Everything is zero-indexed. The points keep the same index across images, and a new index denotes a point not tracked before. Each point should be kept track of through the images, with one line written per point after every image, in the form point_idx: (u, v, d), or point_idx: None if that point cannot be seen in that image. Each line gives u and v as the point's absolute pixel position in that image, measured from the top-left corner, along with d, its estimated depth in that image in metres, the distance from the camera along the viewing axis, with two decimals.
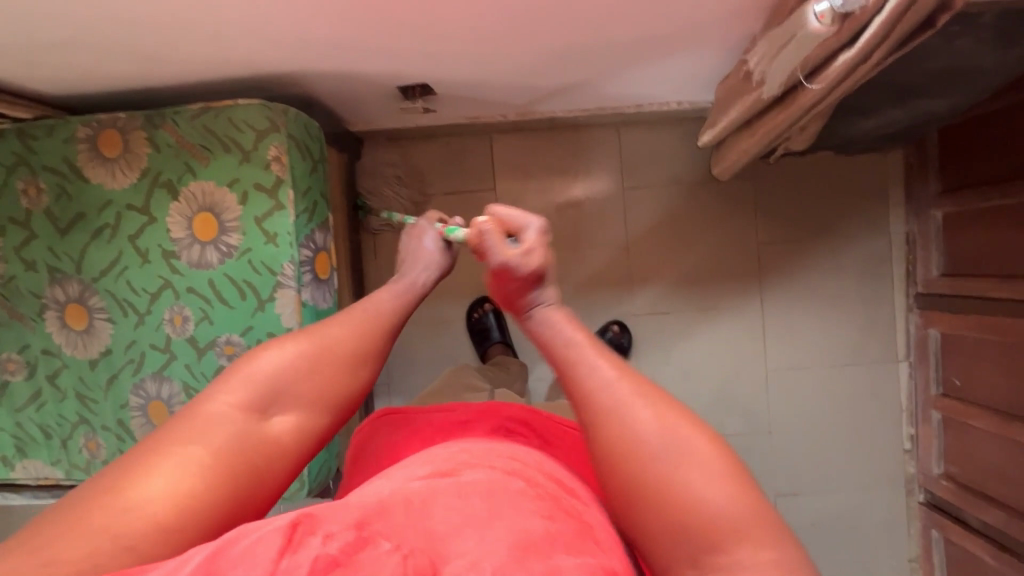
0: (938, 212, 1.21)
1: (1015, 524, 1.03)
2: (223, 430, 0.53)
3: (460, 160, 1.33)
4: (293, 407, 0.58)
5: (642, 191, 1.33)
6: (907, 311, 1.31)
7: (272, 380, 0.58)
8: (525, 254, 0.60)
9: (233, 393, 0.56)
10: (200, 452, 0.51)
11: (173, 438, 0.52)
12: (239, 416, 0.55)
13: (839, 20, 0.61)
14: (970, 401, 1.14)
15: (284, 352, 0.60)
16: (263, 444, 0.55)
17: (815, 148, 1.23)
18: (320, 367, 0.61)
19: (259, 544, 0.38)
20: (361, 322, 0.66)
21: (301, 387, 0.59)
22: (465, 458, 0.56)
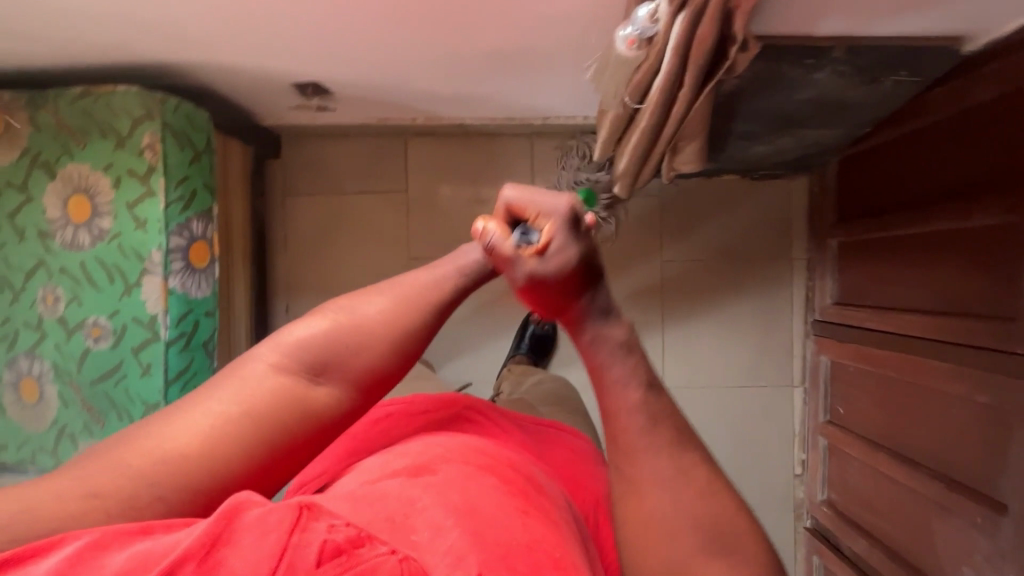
0: (834, 242, 1.23)
1: (875, 554, 1.04)
2: (264, 390, 0.50)
3: (375, 160, 1.35)
4: (343, 380, 0.52)
5: None
6: (805, 337, 1.32)
7: (314, 348, 0.52)
8: (549, 261, 0.48)
9: (274, 352, 0.52)
10: (224, 419, 0.48)
11: (214, 393, 0.50)
12: (275, 378, 0.51)
13: (646, 45, 0.66)
14: (850, 429, 1.16)
15: (323, 322, 0.53)
16: (302, 413, 0.50)
17: (715, 171, 1.25)
18: (363, 343, 0.53)
19: (269, 515, 0.36)
20: (424, 293, 0.56)
21: (350, 360, 0.52)
22: (440, 450, 0.52)
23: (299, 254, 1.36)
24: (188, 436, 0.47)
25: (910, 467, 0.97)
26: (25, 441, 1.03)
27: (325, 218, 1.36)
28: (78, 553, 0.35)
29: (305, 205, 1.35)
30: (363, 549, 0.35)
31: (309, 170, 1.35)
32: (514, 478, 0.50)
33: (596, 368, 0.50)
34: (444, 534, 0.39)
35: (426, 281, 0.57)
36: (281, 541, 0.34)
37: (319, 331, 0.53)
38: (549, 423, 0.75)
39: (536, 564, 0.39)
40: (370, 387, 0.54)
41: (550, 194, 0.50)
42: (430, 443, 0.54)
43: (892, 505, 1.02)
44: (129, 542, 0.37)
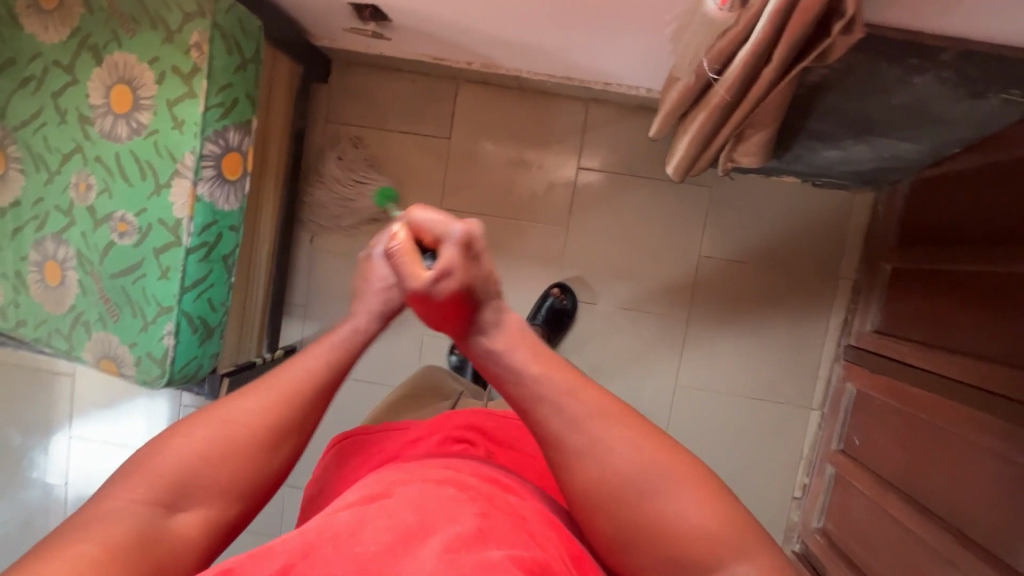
0: (887, 266, 1.15)
1: None
2: (126, 526, 0.48)
3: (423, 102, 1.30)
4: (206, 501, 0.52)
5: (597, 175, 1.29)
6: (834, 360, 1.26)
7: (174, 468, 0.52)
8: (439, 280, 0.53)
9: (132, 483, 0.51)
10: (87, 559, 0.45)
11: (71, 534, 0.47)
12: (142, 510, 0.49)
13: (739, 7, 0.62)
14: (862, 463, 1.11)
15: (192, 439, 0.53)
16: (169, 543, 0.49)
17: (775, 171, 1.17)
18: (230, 450, 0.54)
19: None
20: (291, 389, 0.57)
21: (217, 475, 0.53)
22: (399, 475, 0.54)
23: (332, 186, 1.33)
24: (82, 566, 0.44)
25: (923, 515, 0.91)
26: (44, 322, 1.04)
27: (364, 153, 1.33)
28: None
29: (345, 137, 1.32)
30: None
31: (355, 101, 1.31)
32: (475, 486, 0.53)
33: (498, 374, 0.57)
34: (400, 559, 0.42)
35: (298, 372, 0.58)
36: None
37: (184, 444, 0.53)
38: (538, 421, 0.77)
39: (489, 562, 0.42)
40: (243, 495, 0.54)
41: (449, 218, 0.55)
42: (388, 472, 0.57)
43: (892, 550, 0.97)
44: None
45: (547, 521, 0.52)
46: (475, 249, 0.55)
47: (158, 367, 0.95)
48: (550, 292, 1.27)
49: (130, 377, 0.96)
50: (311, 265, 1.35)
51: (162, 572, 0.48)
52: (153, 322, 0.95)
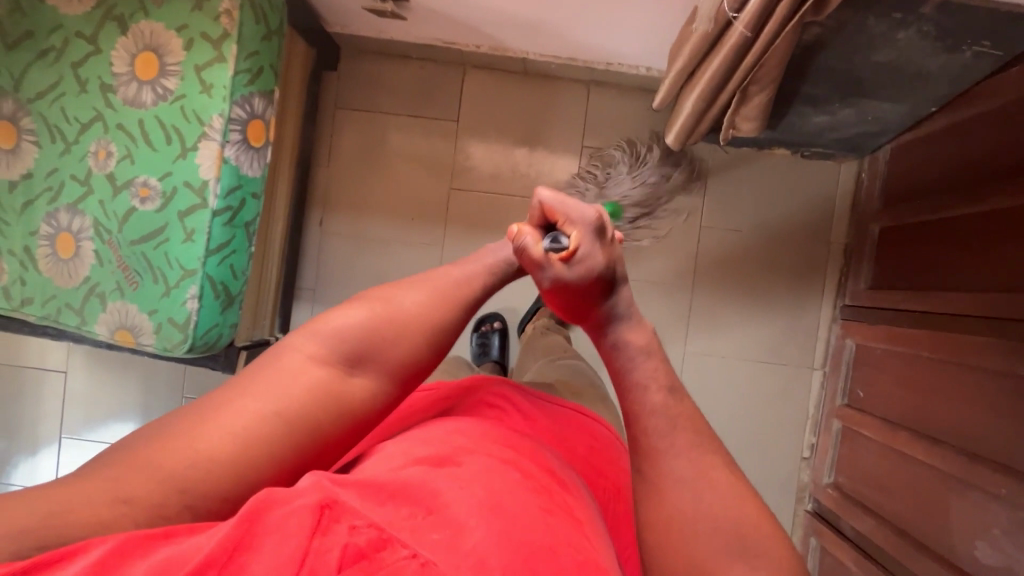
0: (875, 228, 1.23)
1: (880, 532, 1.05)
2: (304, 381, 0.53)
3: (430, 87, 1.35)
4: (378, 371, 0.56)
5: (600, 152, 1.35)
6: (831, 322, 1.32)
7: (350, 337, 0.56)
8: (577, 265, 0.53)
9: (310, 343, 0.55)
10: (263, 411, 0.50)
11: (259, 378, 0.53)
12: (321, 369, 0.54)
13: None
14: (868, 412, 1.16)
15: (366, 314, 0.57)
16: (342, 401, 0.54)
17: (767, 142, 1.24)
18: (404, 330, 0.58)
19: (291, 516, 0.38)
20: (448, 289, 0.62)
21: (383, 353, 0.56)
22: (463, 441, 0.54)
23: (342, 170, 1.36)
24: (254, 413, 0.50)
25: (933, 445, 0.96)
26: (53, 298, 1.01)
27: (373, 138, 1.36)
28: (107, 557, 0.36)
29: (355, 122, 1.35)
30: (383, 551, 0.38)
31: (364, 87, 1.35)
32: (539, 475, 0.51)
33: (620, 368, 0.53)
34: (469, 531, 0.41)
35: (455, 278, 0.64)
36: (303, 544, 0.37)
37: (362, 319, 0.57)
38: (578, 409, 0.74)
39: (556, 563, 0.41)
40: (406, 375, 0.58)
41: (580, 203, 0.55)
42: (445, 430, 0.56)
43: (907, 486, 1.01)
44: (152, 547, 0.38)
45: (600, 529, 0.50)
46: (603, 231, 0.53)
47: (180, 333, 0.94)
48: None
49: (150, 344, 0.94)
50: (320, 248, 1.36)
51: (325, 428, 0.53)
52: (176, 286, 0.94)
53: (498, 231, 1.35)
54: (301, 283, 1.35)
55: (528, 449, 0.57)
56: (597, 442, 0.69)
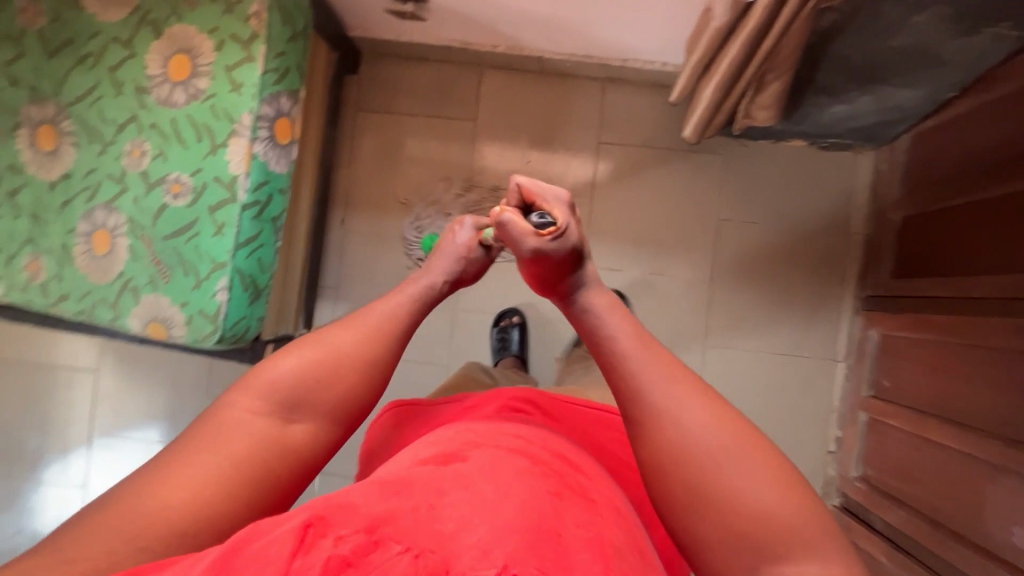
0: (897, 216, 1.22)
1: (913, 523, 1.03)
2: (244, 434, 0.54)
3: (448, 88, 1.38)
4: (314, 417, 0.57)
5: (617, 148, 1.36)
6: (853, 313, 1.31)
7: (286, 385, 0.56)
8: (558, 234, 0.56)
9: (245, 397, 0.56)
10: (210, 468, 0.51)
11: (202, 438, 0.53)
12: (258, 422, 0.55)
13: None
14: (894, 402, 1.14)
15: (300, 360, 0.58)
16: (283, 451, 0.55)
17: (783, 135, 1.27)
18: (335, 374, 0.58)
19: (274, 543, 0.38)
20: (385, 325, 0.62)
21: (319, 396, 0.57)
22: (472, 437, 0.57)
23: (362, 170, 1.39)
24: (196, 474, 0.51)
25: (965, 431, 0.94)
26: (89, 293, 1.05)
27: (393, 138, 1.39)
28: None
29: (375, 123, 1.39)
30: (369, 553, 0.38)
31: (384, 90, 1.38)
32: (551, 462, 0.56)
33: (596, 334, 0.54)
34: (471, 529, 0.42)
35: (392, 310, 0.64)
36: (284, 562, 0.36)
37: (293, 368, 0.57)
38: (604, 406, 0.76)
39: (563, 545, 0.43)
40: (347, 416, 0.59)
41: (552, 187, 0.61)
42: (457, 431, 0.60)
43: (938, 475, 0.99)
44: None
45: (616, 509, 0.53)
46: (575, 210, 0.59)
47: (210, 324, 0.97)
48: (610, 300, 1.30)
49: (181, 335, 0.97)
50: (342, 246, 1.38)
51: (277, 476, 0.54)
52: (206, 279, 0.97)
53: None
54: (323, 281, 1.38)
55: (540, 440, 0.61)
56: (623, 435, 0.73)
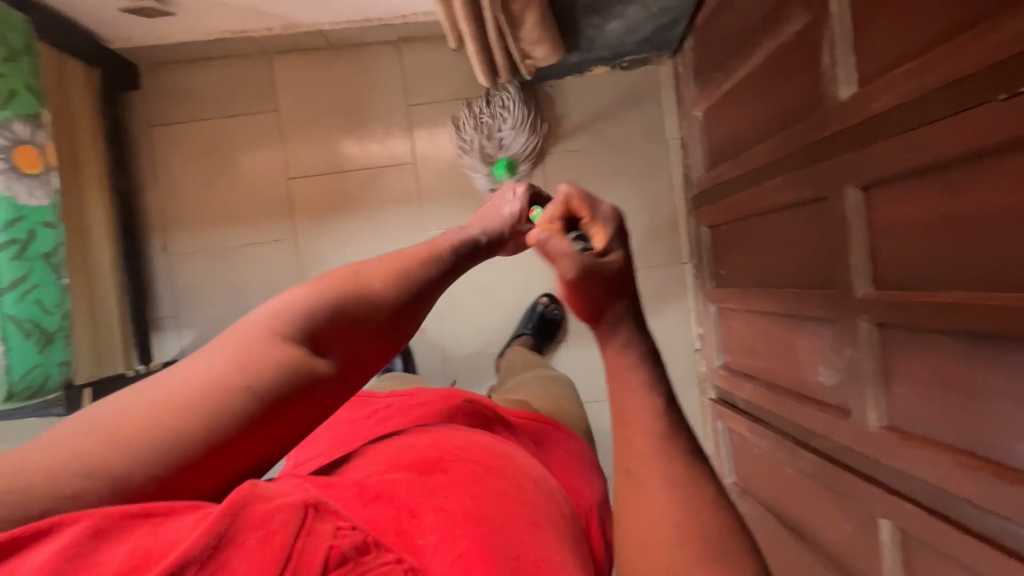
0: (697, 112, 1.26)
1: (759, 393, 1.07)
2: (264, 365, 0.40)
3: (239, 83, 1.30)
4: (346, 351, 0.45)
5: (428, 106, 1.33)
6: (687, 214, 1.35)
7: (293, 312, 0.43)
8: (604, 258, 0.46)
9: (264, 317, 0.43)
10: (205, 408, 0.38)
11: (185, 374, 0.39)
12: (279, 350, 0.41)
13: None
14: (729, 286, 1.19)
15: (324, 290, 0.45)
16: (304, 392, 0.42)
17: (585, 66, 1.28)
18: (366, 305, 0.46)
19: (276, 515, 0.34)
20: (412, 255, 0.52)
21: (350, 335, 0.45)
22: (452, 439, 0.52)
23: (170, 188, 1.30)
24: (192, 384, 0.38)
25: (774, 294, 0.98)
26: None
27: (194, 148, 1.30)
28: (84, 540, 0.29)
29: (170, 137, 1.30)
30: (368, 556, 0.34)
31: (172, 99, 1.29)
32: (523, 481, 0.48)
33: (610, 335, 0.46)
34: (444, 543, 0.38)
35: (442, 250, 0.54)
36: (288, 542, 0.32)
37: (318, 298, 0.44)
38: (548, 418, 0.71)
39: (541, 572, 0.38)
40: (368, 366, 0.48)
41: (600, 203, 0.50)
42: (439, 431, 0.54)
43: (769, 341, 1.04)
44: (130, 528, 0.31)
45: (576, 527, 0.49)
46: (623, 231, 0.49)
47: None
48: (539, 301, 1.31)
49: None
50: (169, 270, 1.30)
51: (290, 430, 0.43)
52: None
53: (347, 208, 1.32)
54: (158, 312, 1.30)
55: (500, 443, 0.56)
56: (570, 454, 0.66)
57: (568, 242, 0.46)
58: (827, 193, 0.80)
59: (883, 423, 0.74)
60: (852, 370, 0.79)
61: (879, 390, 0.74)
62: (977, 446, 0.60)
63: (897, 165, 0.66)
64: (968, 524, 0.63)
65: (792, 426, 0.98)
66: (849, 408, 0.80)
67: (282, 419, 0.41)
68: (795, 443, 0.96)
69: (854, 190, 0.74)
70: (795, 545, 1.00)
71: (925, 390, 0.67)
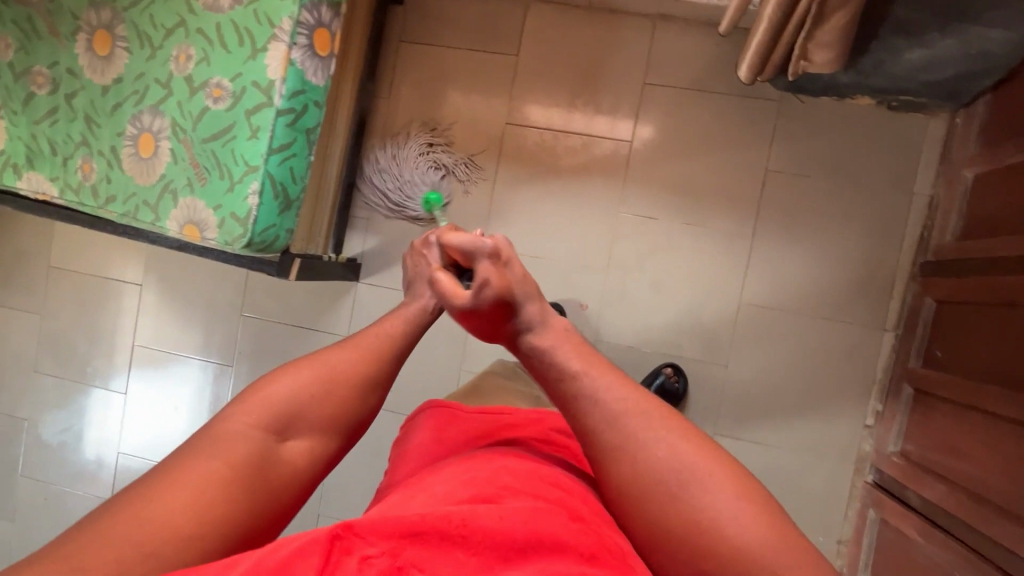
0: (970, 174, 1.10)
1: (953, 499, 0.94)
2: (244, 447, 0.59)
3: (491, 21, 1.33)
4: (308, 432, 0.64)
5: (664, 91, 1.28)
6: (908, 280, 1.21)
7: (283, 402, 0.63)
8: (478, 293, 0.67)
9: (253, 410, 0.62)
10: (212, 475, 0.56)
11: (205, 456, 0.57)
12: (257, 433, 0.60)
13: None
14: (945, 372, 1.05)
15: (297, 380, 0.65)
16: (280, 464, 0.60)
17: (848, 90, 1.16)
18: (329, 388, 0.65)
19: (306, 551, 0.43)
20: (371, 348, 0.70)
21: (315, 412, 0.64)
22: (512, 477, 0.57)
23: (398, 103, 1.37)
24: (199, 480, 0.55)
25: (1022, 400, 0.85)
26: (133, 195, 1.07)
27: (431, 72, 1.36)
28: None
29: (415, 55, 1.36)
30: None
31: (426, 22, 1.35)
32: (586, 519, 0.53)
33: (539, 363, 0.65)
34: None
35: (385, 336, 0.72)
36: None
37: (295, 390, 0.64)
38: None
39: None
40: (338, 430, 0.66)
41: (470, 236, 0.69)
42: (496, 466, 0.59)
43: (990, 449, 0.90)
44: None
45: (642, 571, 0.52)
46: (489, 263, 0.67)
47: (241, 228, 0.99)
48: (661, 370, 1.26)
49: (214, 237, 1.00)
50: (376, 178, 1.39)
51: (282, 484, 0.60)
52: (240, 182, 0.99)
53: (552, 168, 1.32)
54: (355, 213, 1.39)
55: (565, 483, 0.59)
56: None
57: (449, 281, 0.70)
58: None
59: None
60: None
61: None
62: None
63: None
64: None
65: (1000, 552, 0.85)
66: None
67: (277, 486, 0.59)
68: (999, 571, 0.84)
69: None
70: None
71: None
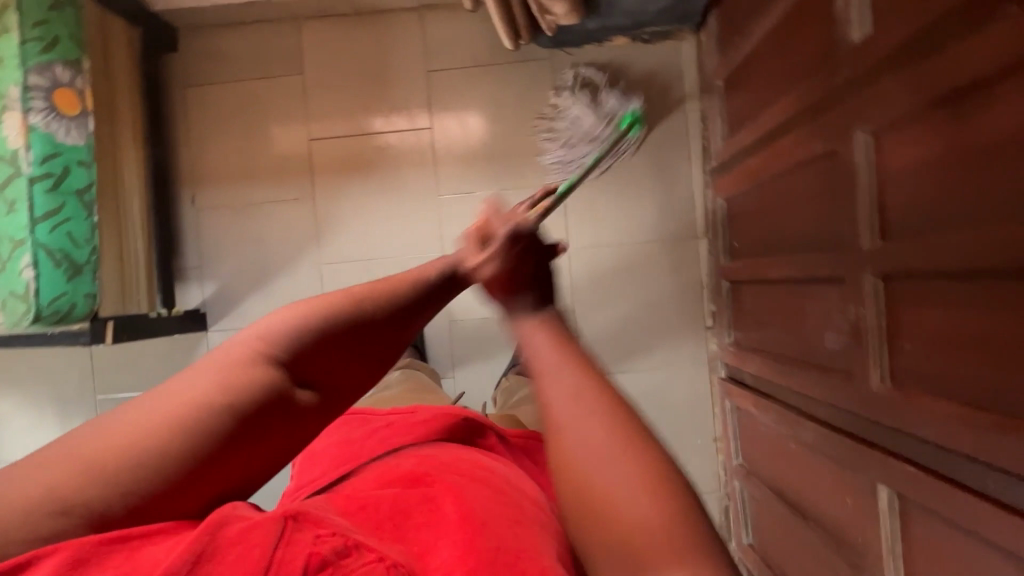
0: (719, 83, 1.21)
1: (766, 366, 1.03)
2: (224, 384, 0.40)
3: (268, 47, 1.35)
4: (326, 384, 0.45)
5: (447, 74, 1.34)
6: (705, 187, 1.32)
7: (272, 339, 0.42)
8: (487, 264, 0.45)
9: (252, 337, 0.43)
10: (186, 420, 0.38)
11: (176, 389, 0.40)
12: (255, 369, 0.41)
13: None
14: (741, 259, 1.15)
15: (328, 303, 0.45)
16: (286, 420, 0.42)
17: (603, 35, 1.27)
18: (363, 319, 0.45)
19: (252, 529, 0.34)
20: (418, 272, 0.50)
21: (332, 353, 0.44)
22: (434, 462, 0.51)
23: (199, 146, 1.36)
24: (161, 423, 0.38)
25: (783, 259, 0.95)
26: None
27: (224, 109, 1.36)
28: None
29: (204, 96, 1.36)
30: (349, 558, 0.34)
31: (205, 63, 1.36)
32: (507, 489, 0.48)
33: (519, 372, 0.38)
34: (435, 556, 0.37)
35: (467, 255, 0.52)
36: (267, 555, 0.33)
37: (298, 323, 0.43)
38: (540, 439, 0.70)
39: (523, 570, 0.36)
40: (367, 385, 0.47)
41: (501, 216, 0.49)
42: (415, 457, 0.53)
43: (778, 311, 0.99)
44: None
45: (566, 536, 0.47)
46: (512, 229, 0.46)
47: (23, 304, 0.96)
48: None
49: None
50: (197, 225, 1.37)
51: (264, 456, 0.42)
52: (11, 258, 0.96)
53: (365, 171, 1.35)
54: (185, 263, 1.37)
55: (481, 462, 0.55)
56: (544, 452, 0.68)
57: (475, 251, 0.49)
58: (837, 145, 0.76)
59: (887, 382, 0.69)
60: (856, 332, 0.75)
61: (883, 348, 0.69)
62: (991, 403, 0.55)
63: (908, 103, 0.63)
64: (977, 488, 0.57)
65: (799, 398, 0.93)
66: (852, 370, 0.76)
67: (270, 444, 0.42)
68: (800, 415, 0.92)
69: (863, 133, 0.70)
70: (799, 526, 0.95)
71: (929, 345, 0.63)
